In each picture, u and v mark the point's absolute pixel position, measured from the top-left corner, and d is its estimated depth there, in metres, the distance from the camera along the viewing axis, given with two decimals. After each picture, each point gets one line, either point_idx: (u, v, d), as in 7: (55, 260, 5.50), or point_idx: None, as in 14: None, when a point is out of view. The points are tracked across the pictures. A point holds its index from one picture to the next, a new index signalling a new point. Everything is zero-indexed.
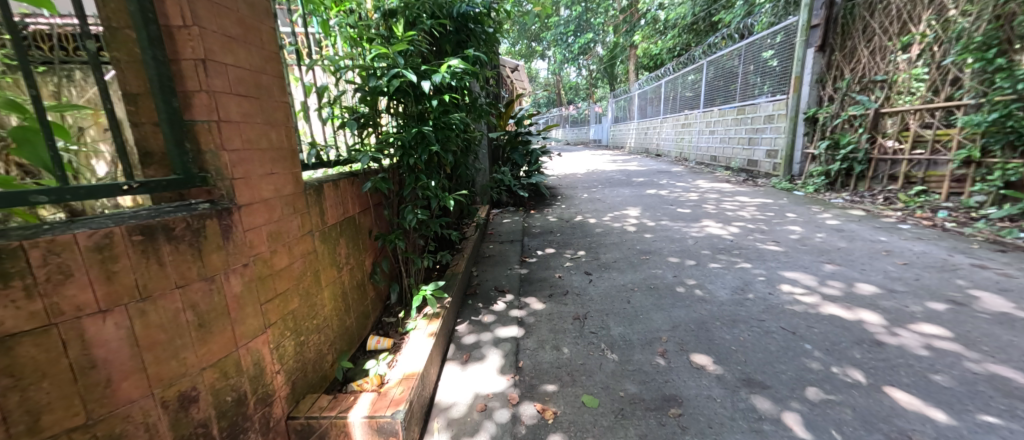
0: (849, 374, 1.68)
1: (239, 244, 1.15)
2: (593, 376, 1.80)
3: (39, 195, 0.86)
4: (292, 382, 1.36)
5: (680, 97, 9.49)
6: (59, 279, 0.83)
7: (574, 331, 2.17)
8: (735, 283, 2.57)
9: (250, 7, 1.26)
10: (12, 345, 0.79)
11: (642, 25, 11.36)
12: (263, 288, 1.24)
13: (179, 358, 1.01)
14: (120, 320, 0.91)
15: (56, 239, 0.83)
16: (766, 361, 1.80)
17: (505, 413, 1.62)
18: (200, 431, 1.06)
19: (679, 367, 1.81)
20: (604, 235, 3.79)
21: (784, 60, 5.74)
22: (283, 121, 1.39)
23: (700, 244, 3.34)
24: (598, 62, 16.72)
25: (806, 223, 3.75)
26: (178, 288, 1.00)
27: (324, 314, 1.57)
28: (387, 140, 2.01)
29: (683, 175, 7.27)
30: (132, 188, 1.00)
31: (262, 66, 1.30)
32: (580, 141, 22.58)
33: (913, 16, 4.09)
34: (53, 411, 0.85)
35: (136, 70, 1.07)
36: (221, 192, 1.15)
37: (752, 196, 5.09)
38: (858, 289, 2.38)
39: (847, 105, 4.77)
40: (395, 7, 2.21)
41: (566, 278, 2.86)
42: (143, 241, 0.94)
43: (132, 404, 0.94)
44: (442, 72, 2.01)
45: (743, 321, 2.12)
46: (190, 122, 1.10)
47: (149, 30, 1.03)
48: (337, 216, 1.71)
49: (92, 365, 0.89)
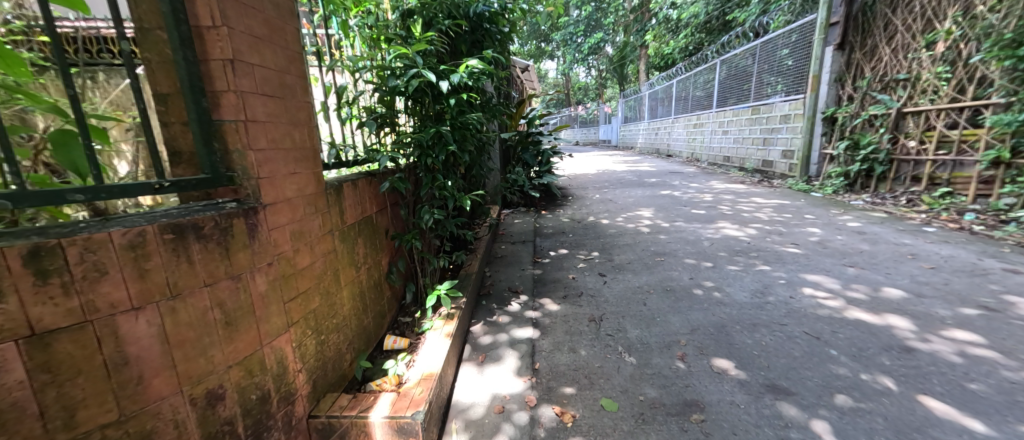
0: (880, 381, 1.62)
1: (265, 243, 1.16)
2: (611, 379, 1.78)
3: (75, 193, 0.87)
4: (313, 382, 1.37)
5: (693, 97, 9.38)
6: (95, 276, 0.84)
7: (590, 333, 2.15)
8: (754, 286, 2.51)
9: (276, 8, 1.27)
10: (50, 341, 0.80)
11: (654, 24, 11.27)
12: (287, 286, 1.25)
13: (207, 356, 1.02)
14: (151, 318, 0.92)
15: (93, 237, 0.83)
16: (791, 367, 1.75)
17: (523, 416, 1.61)
18: (227, 429, 1.07)
19: (700, 372, 1.77)
20: (616, 236, 3.75)
21: (800, 59, 5.64)
22: (305, 121, 1.40)
23: (717, 246, 3.28)
24: (608, 62, 16.59)
25: (826, 225, 3.66)
26: (207, 286, 1.01)
27: (343, 314, 1.57)
28: (405, 140, 2.02)
29: (696, 175, 7.18)
30: (162, 187, 1.00)
31: (286, 67, 1.31)
32: (589, 141, 22.49)
33: (938, 12, 3.98)
34: (88, 407, 0.85)
35: (166, 70, 1.08)
36: (247, 191, 1.15)
37: (768, 197, 4.98)
38: (885, 293, 2.31)
39: (868, 104, 4.64)
40: (413, 7, 2.28)
41: (580, 280, 2.83)
42: (175, 239, 0.94)
43: (163, 401, 0.95)
44: (460, 72, 2.04)
45: (764, 325, 2.07)
46: (217, 121, 1.11)
47: (180, 31, 1.04)
48: (355, 216, 1.71)
49: (126, 362, 0.89)
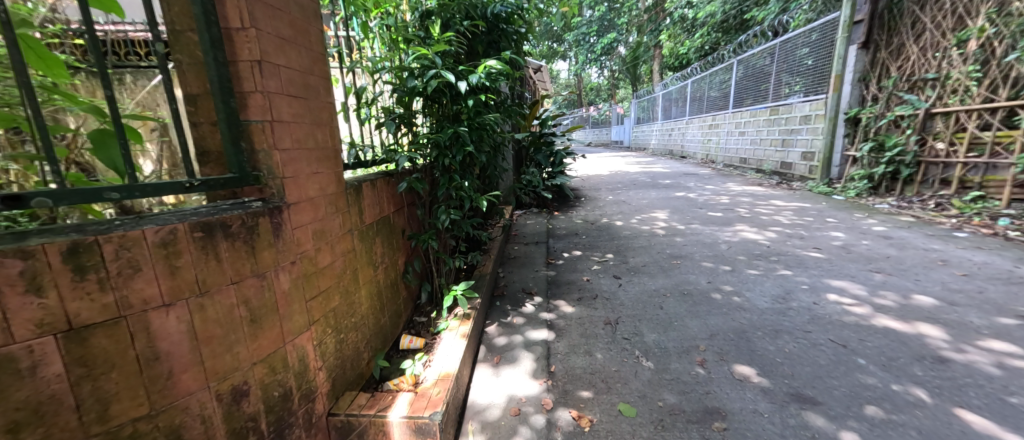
0: (912, 392, 1.57)
1: (288, 242, 1.17)
2: (629, 383, 1.75)
3: (112, 192, 0.88)
4: (332, 380, 1.38)
5: (708, 97, 9.23)
6: (129, 273, 0.86)
7: (606, 336, 2.13)
8: (775, 291, 2.45)
9: (301, 9, 1.29)
10: (86, 335, 0.82)
11: (669, 24, 11.14)
12: (309, 285, 1.26)
13: (233, 352, 1.04)
14: (181, 314, 0.94)
15: (127, 234, 0.85)
16: (816, 376, 1.70)
17: (540, 419, 1.60)
18: (250, 425, 1.09)
19: (721, 378, 1.73)
20: (630, 238, 3.70)
21: (820, 58, 5.50)
22: (327, 121, 1.41)
23: (735, 249, 3.22)
24: (621, 62, 16.44)
25: (850, 229, 3.56)
26: (233, 283, 1.03)
27: (362, 313, 1.59)
28: (423, 140, 2.03)
29: (712, 177, 7.06)
30: (193, 186, 1.02)
31: (310, 67, 1.32)
32: (601, 142, 22.30)
33: (970, 9, 3.85)
34: (120, 401, 0.87)
35: (196, 71, 1.10)
36: (272, 191, 1.16)
37: (788, 200, 4.86)
38: (915, 301, 2.23)
39: (894, 104, 4.50)
40: (432, 8, 2.29)
41: (594, 282, 2.80)
42: (204, 237, 0.96)
43: (191, 396, 0.97)
44: (479, 72, 2.04)
45: (788, 332, 2.02)
46: (245, 122, 1.12)
47: (211, 33, 1.05)
48: (373, 216, 1.73)
49: (157, 357, 0.91)
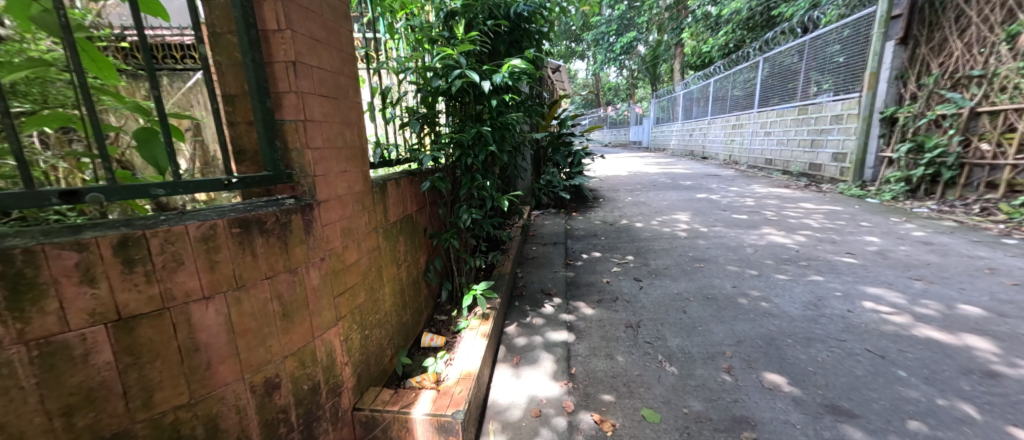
0: (959, 408, 1.50)
1: (319, 239, 1.20)
2: (652, 388, 1.73)
3: (157, 188, 0.92)
4: (358, 375, 1.40)
5: (732, 96, 9.03)
6: (173, 266, 0.89)
7: (627, 339, 2.10)
8: (805, 298, 2.38)
9: (333, 11, 1.32)
10: (133, 325, 0.85)
11: (691, 22, 10.95)
12: (337, 281, 1.28)
13: (266, 345, 1.07)
14: (219, 307, 0.97)
15: (172, 229, 0.89)
16: (852, 387, 1.65)
17: (561, 421, 1.59)
18: (281, 417, 1.12)
19: (749, 386, 1.69)
20: (651, 240, 3.65)
21: (853, 55, 5.32)
22: (356, 121, 1.44)
23: (762, 253, 3.13)
24: (641, 62, 16.23)
25: (886, 234, 3.42)
26: (268, 278, 1.06)
27: (385, 310, 1.61)
28: (447, 140, 2.05)
29: (736, 178, 6.89)
30: (231, 183, 1.06)
31: (340, 68, 1.35)
32: (619, 142, 22.05)
33: (1021, 2, 3.67)
34: (163, 389, 0.90)
35: (235, 73, 1.14)
36: (304, 188, 1.19)
37: (818, 203, 4.71)
38: (960, 311, 2.13)
39: (934, 103, 4.31)
40: (456, 8, 2.31)
41: (614, 284, 2.77)
42: (241, 233, 0.99)
43: (227, 387, 1.00)
44: (503, 72, 2.04)
45: (820, 340, 1.96)
46: (279, 121, 1.15)
47: (250, 35, 1.08)
48: (397, 215, 1.75)
49: (197, 348, 0.94)
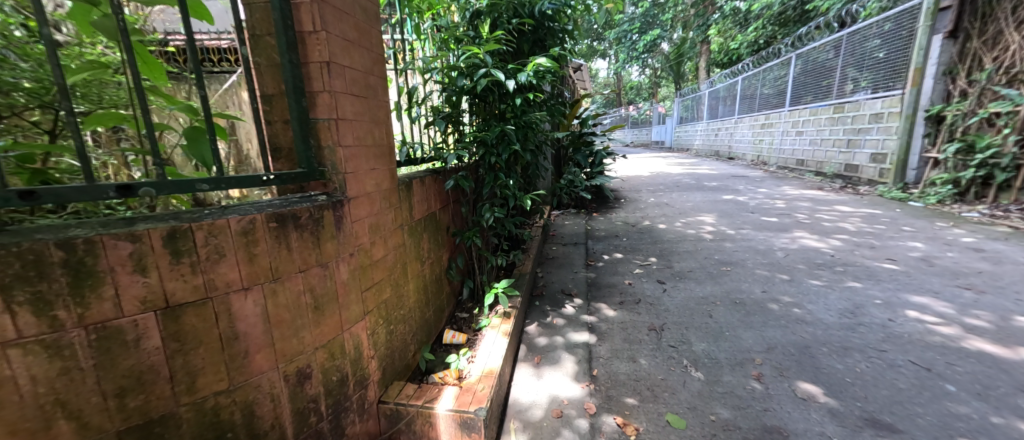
0: (1015, 427, 1.42)
1: (348, 234, 1.23)
2: (676, 393, 1.70)
3: (202, 184, 0.96)
4: (383, 369, 1.43)
5: (761, 94, 8.77)
6: (216, 258, 0.93)
7: (651, 342, 2.08)
8: (842, 305, 2.29)
9: (365, 12, 1.35)
10: (179, 313, 0.90)
11: (719, 18, 10.69)
12: (365, 276, 1.32)
13: (299, 337, 1.11)
14: (257, 298, 1.01)
15: (215, 222, 0.93)
16: (894, 400, 1.58)
17: (583, 423, 1.58)
18: (312, 406, 1.16)
19: (781, 396, 1.64)
20: (675, 242, 3.59)
21: (894, 50, 5.09)
22: (384, 120, 1.47)
23: (793, 258, 3.04)
24: (666, 60, 15.96)
25: (931, 240, 3.26)
26: (301, 272, 1.09)
27: (409, 305, 1.64)
28: (471, 139, 2.07)
29: (764, 180, 6.69)
30: (268, 180, 1.10)
31: (371, 68, 1.38)
32: (641, 142, 21.72)
33: None
34: (205, 375, 0.95)
35: (272, 73, 1.19)
36: (335, 185, 1.23)
37: (856, 206, 4.52)
38: (1017, 323, 2.01)
39: (987, 100, 4.11)
40: (481, 7, 2.33)
41: (637, 286, 2.74)
42: (277, 228, 1.03)
43: (263, 375, 1.04)
44: (528, 71, 2.04)
45: (858, 350, 1.89)
46: (313, 120, 1.19)
47: (288, 36, 1.12)
48: (421, 212, 1.78)
49: (236, 337, 0.99)
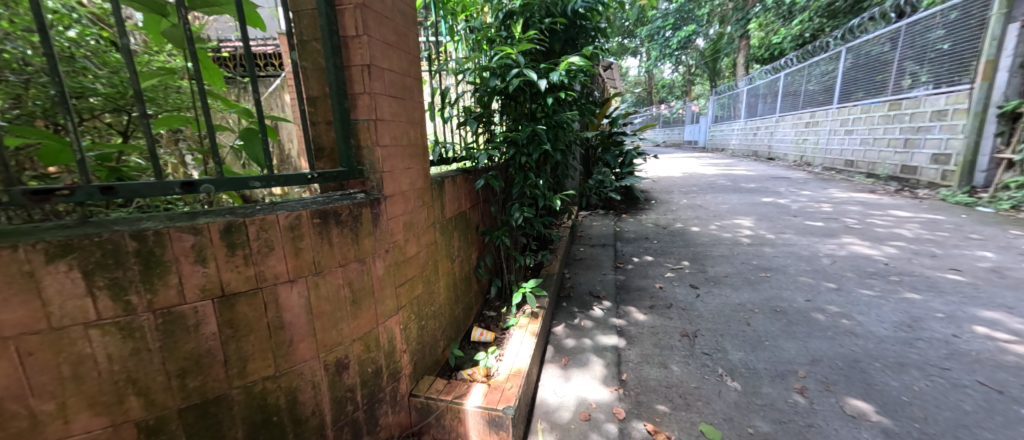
0: None
1: (385, 231, 1.28)
2: (711, 403, 1.67)
3: (255, 181, 1.02)
4: (414, 363, 1.47)
5: (805, 91, 8.39)
6: (266, 251, 0.99)
7: (682, 348, 2.04)
8: (897, 318, 2.18)
9: (403, 16, 1.40)
10: (233, 302, 0.96)
11: (760, 12, 10.30)
12: (399, 272, 1.36)
13: (338, 328, 1.16)
14: (301, 290, 1.07)
15: (266, 218, 0.99)
16: (957, 423, 1.49)
17: (612, 428, 1.57)
18: (348, 395, 1.21)
19: (827, 411, 1.58)
20: (709, 246, 3.50)
21: (961, 42, 4.77)
22: (419, 120, 1.51)
23: (840, 265, 2.90)
24: (701, 56, 15.50)
25: (1002, 249, 3.04)
26: (341, 266, 1.15)
27: (439, 302, 1.68)
28: (502, 139, 2.09)
29: (806, 182, 6.40)
30: (312, 178, 1.16)
31: (407, 70, 1.43)
32: (672, 142, 21.20)
33: None
34: (254, 360, 1.01)
35: (317, 76, 1.25)
36: (372, 184, 1.27)
37: (913, 211, 4.26)
38: None
39: None
40: (514, 8, 2.35)
41: (668, 290, 2.69)
42: (321, 224, 1.08)
43: (305, 363, 1.10)
44: (561, 70, 2.05)
45: (916, 367, 1.79)
46: (354, 121, 1.24)
47: (333, 40, 1.18)
48: (453, 211, 1.82)
49: (282, 326, 1.04)
